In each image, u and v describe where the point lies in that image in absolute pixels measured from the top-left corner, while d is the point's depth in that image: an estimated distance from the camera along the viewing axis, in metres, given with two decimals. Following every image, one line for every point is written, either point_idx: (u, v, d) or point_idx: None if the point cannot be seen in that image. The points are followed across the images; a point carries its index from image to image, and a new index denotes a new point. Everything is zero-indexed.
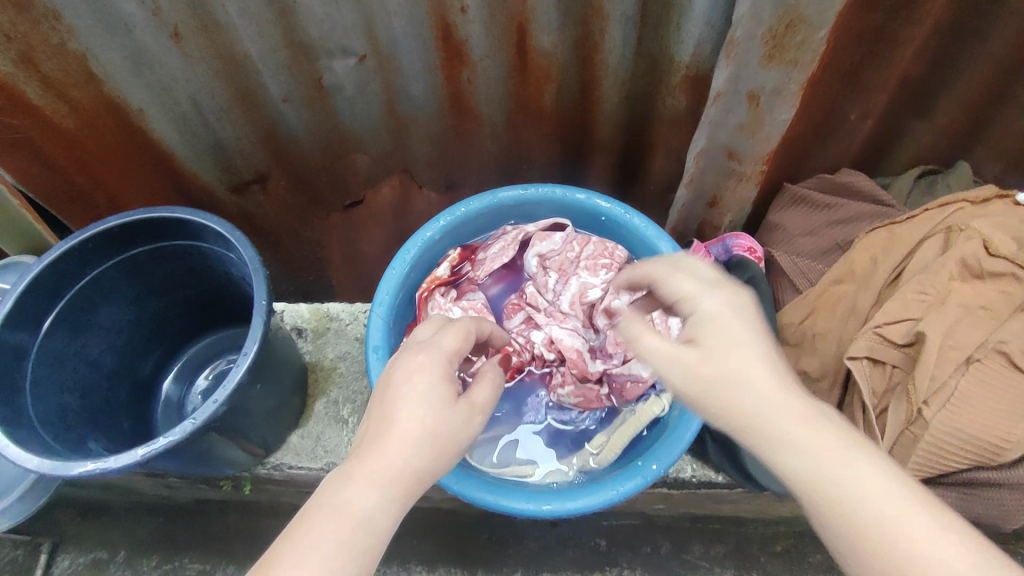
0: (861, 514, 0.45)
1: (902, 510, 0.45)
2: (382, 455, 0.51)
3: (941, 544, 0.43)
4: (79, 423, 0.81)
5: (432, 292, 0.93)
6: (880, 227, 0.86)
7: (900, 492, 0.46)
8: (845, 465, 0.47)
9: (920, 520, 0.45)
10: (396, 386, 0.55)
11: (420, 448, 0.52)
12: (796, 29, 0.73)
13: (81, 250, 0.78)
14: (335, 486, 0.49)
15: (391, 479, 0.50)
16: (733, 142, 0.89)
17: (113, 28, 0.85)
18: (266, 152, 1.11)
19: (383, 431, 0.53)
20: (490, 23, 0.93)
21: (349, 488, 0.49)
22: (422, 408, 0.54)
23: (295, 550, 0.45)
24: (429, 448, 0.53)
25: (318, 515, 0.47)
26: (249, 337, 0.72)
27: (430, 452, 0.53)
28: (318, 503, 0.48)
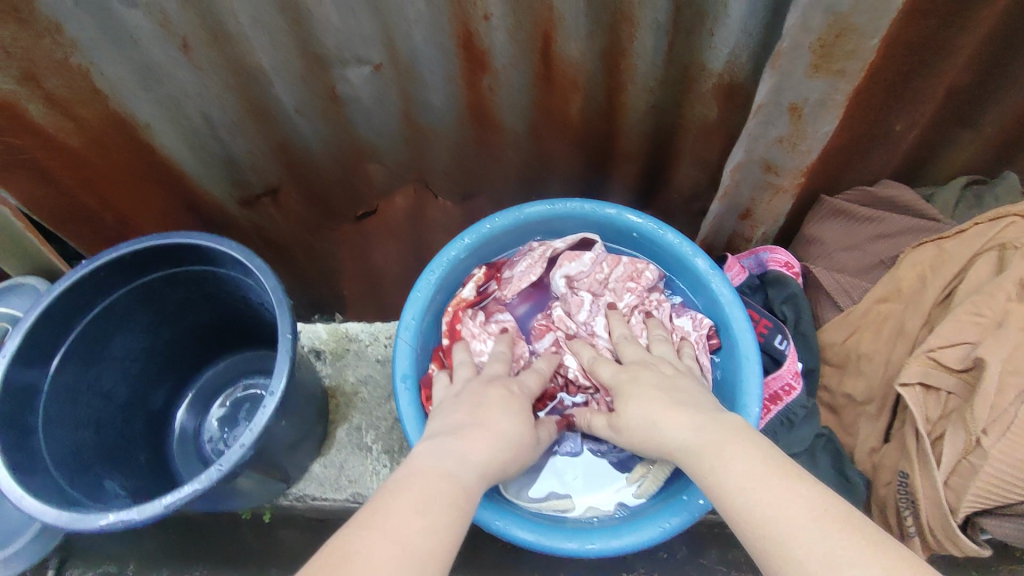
0: (734, 499, 0.53)
1: (760, 482, 0.52)
2: (480, 442, 0.62)
3: (792, 509, 0.49)
4: (95, 461, 0.77)
5: (457, 315, 0.89)
6: (928, 243, 0.82)
7: (770, 468, 0.53)
8: (722, 461, 0.56)
9: (772, 489, 0.51)
10: (486, 404, 0.68)
11: (498, 447, 0.63)
12: (846, 38, 0.68)
13: (92, 279, 0.74)
14: (438, 453, 0.58)
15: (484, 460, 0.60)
16: (771, 155, 0.85)
17: (119, 41, 0.80)
18: (278, 164, 1.06)
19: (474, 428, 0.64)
20: (514, 30, 0.89)
21: (448, 458, 0.58)
22: (500, 426, 0.66)
23: (414, 492, 0.52)
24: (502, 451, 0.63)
25: (428, 476, 0.55)
26: (272, 382, 0.68)
27: (504, 452, 0.63)
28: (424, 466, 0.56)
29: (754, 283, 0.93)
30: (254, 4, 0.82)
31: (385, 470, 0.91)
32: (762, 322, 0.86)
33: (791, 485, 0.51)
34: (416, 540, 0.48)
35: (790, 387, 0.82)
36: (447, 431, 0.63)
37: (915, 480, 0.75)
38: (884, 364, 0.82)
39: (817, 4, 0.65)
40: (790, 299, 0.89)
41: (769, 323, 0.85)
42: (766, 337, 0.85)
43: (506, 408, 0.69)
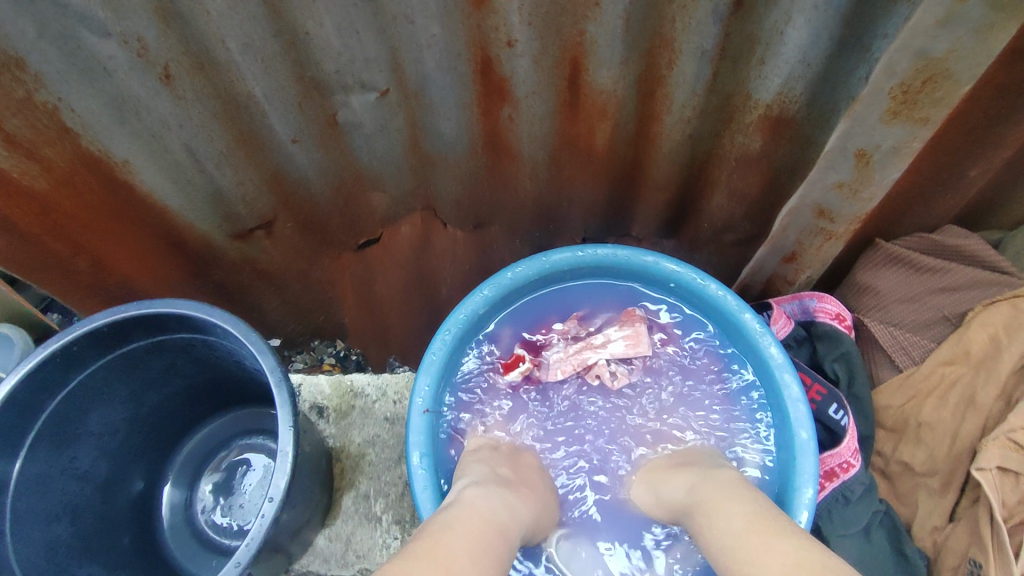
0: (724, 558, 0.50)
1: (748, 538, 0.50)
2: (524, 500, 0.63)
3: (776, 561, 0.46)
4: (70, 559, 0.69)
5: (488, 389, 0.82)
6: (1001, 301, 0.75)
7: (766, 524, 0.51)
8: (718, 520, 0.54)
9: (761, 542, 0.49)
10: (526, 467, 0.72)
11: (534, 505, 0.64)
12: (936, 84, 0.61)
13: (64, 355, 0.65)
14: (468, 497, 0.58)
15: (525, 513, 0.61)
16: (826, 200, 0.76)
17: (89, 72, 0.70)
18: (271, 195, 0.95)
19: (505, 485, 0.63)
20: (540, 57, 0.79)
21: (488, 503, 0.58)
22: (533, 488, 0.67)
23: (463, 525, 0.52)
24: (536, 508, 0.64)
25: (472, 514, 0.54)
26: (271, 486, 0.59)
27: (539, 515, 0.64)
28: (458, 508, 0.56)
29: (801, 334, 0.85)
30: (245, 28, 0.71)
31: (398, 543, 0.82)
32: (815, 387, 0.78)
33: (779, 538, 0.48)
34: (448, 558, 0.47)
35: (847, 465, 0.75)
36: (498, 480, 0.63)
37: (989, 574, 0.67)
38: (949, 435, 0.74)
39: (905, 47, 0.59)
40: (841, 357, 0.82)
41: (823, 389, 0.77)
42: (818, 404, 0.78)
43: (537, 472, 0.72)
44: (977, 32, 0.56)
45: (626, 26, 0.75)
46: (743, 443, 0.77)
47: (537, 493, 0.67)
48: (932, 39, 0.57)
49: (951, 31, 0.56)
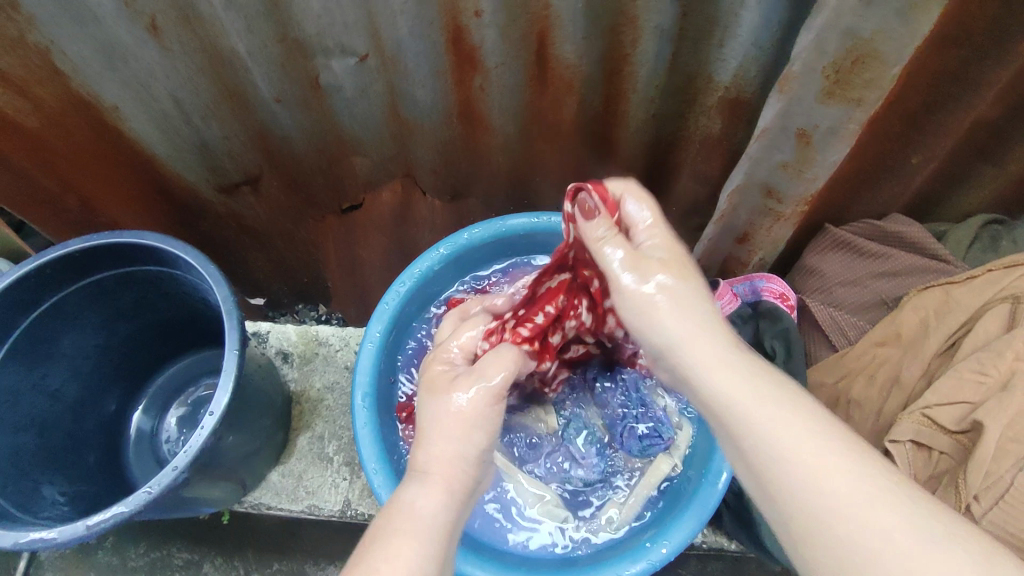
0: (795, 478, 0.45)
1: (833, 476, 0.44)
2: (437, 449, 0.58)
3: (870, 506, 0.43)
4: (35, 466, 0.73)
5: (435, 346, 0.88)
6: (934, 287, 0.79)
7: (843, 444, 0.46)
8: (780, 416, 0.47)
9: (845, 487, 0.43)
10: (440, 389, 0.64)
11: (451, 442, 0.58)
12: (866, 64, 0.61)
13: (39, 276, 0.70)
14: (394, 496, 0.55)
15: (447, 464, 0.57)
16: (773, 180, 0.77)
17: (80, 19, 0.75)
18: (257, 152, 0.99)
19: (419, 444, 0.59)
20: (507, 29, 0.82)
21: (414, 493, 0.54)
22: (453, 412, 0.60)
23: (383, 540, 0.50)
24: (462, 438, 0.58)
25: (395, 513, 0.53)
26: (213, 402, 0.64)
27: (471, 439, 0.58)
28: (380, 518, 0.53)
29: (745, 312, 0.89)
30: None
31: (346, 483, 0.88)
32: None
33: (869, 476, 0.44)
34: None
35: None
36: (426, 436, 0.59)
37: None
38: (875, 413, 0.78)
39: (834, 26, 0.59)
40: (781, 335, 0.86)
41: None
42: None
43: (448, 387, 0.62)
44: (900, 13, 0.56)
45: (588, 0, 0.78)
46: None
47: (455, 411, 0.60)
48: (860, 18, 0.58)
49: (876, 11, 0.57)
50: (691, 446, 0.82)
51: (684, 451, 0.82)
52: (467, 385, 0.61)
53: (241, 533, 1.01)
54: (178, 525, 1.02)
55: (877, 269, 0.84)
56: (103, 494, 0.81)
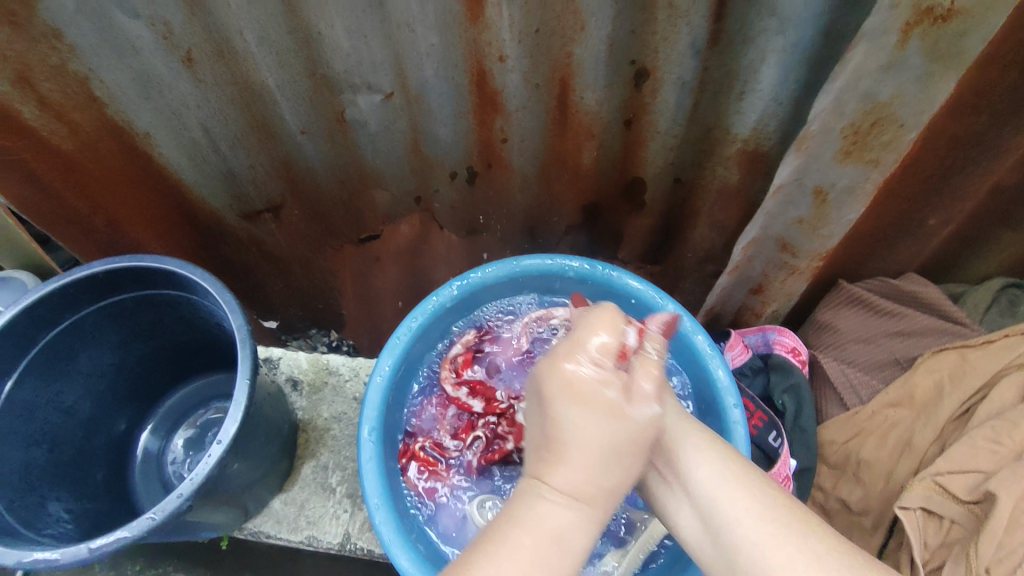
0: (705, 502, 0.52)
1: (743, 499, 0.50)
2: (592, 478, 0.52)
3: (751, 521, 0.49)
4: (43, 481, 0.74)
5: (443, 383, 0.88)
6: (949, 349, 0.79)
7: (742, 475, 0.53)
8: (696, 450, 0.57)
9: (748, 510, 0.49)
10: (559, 409, 0.53)
11: (606, 466, 0.52)
12: (883, 127, 0.62)
13: (61, 295, 0.72)
14: (536, 512, 0.49)
15: (590, 489, 0.51)
16: (788, 234, 0.77)
17: (120, 49, 0.77)
18: (280, 181, 1.01)
19: (559, 460, 0.52)
20: (531, 74, 0.84)
21: (558, 513, 0.50)
22: (620, 443, 0.53)
23: (517, 565, 0.46)
24: (619, 467, 0.53)
25: (536, 534, 0.48)
26: (221, 430, 0.64)
27: (624, 472, 0.53)
28: (507, 532, 0.48)
29: (756, 364, 0.89)
30: (261, 22, 0.77)
31: (347, 515, 0.87)
32: (757, 415, 0.82)
33: (778, 506, 0.49)
34: None
35: None
36: (555, 442, 0.53)
37: None
38: (885, 475, 0.78)
39: (853, 89, 0.60)
40: (791, 389, 0.85)
41: (763, 417, 0.81)
42: (760, 429, 0.81)
43: (599, 402, 0.53)
44: (918, 79, 0.57)
45: (610, 50, 0.80)
46: None
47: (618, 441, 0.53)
48: (878, 82, 0.58)
49: (894, 76, 0.57)
50: None
51: None
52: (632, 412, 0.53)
53: (240, 558, 1.01)
54: (176, 546, 1.02)
55: (888, 328, 0.85)
56: (107, 513, 0.81)
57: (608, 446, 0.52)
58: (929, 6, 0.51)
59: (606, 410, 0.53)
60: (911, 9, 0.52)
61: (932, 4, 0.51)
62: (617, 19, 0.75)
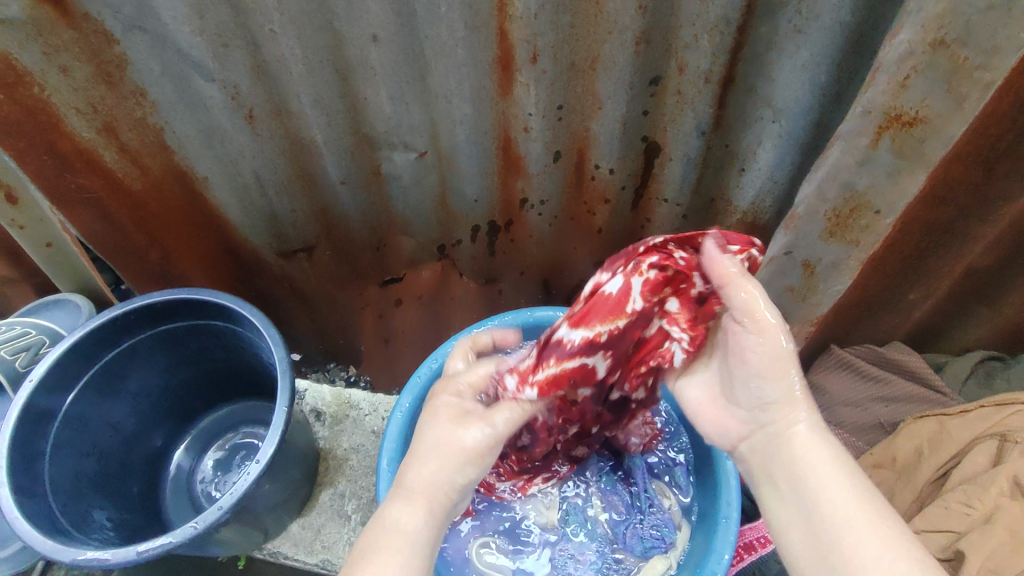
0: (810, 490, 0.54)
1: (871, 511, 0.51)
2: (430, 470, 0.59)
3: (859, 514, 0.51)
4: (89, 491, 0.80)
5: None
6: (930, 416, 0.84)
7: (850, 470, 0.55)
8: (814, 441, 0.57)
9: (893, 540, 0.49)
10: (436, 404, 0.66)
11: (447, 464, 0.60)
12: (861, 213, 0.69)
13: (123, 321, 0.80)
14: (384, 523, 0.56)
15: (432, 489, 0.59)
16: (781, 301, 0.84)
17: (192, 104, 0.85)
18: (317, 225, 1.09)
19: (410, 461, 0.60)
20: (552, 144, 0.93)
21: (404, 514, 0.57)
22: (461, 444, 0.61)
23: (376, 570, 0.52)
24: (461, 465, 0.60)
25: (382, 539, 0.55)
26: (260, 452, 0.72)
27: (463, 471, 0.60)
28: (368, 548, 0.54)
29: None
30: (317, 88, 0.87)
31: (359, 542, 0.93)
32: None
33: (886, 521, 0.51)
34: None
35: (764, 540, 0.86)
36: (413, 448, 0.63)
37: None
38: None
39: (832, 178, 0.68)
40: None
41: None
42: None
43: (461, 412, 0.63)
44: (889, 175, 0.64)
45: (623, 127, 0.89)
46: (666, 491, 0.87)
47: (454, 442, 0.61)
48: (855, 174, 0.66)
49: (869, 171, 0.65)
50: (688, 547, 0.82)
51: (680, 551, 0.81)
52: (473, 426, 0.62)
53: None
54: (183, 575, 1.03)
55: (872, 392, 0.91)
56: (139, 524, 0.87)
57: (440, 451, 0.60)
58: (896, 113, 0.60)
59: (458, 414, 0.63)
60: (881, 116, 0.61)
61: (899, 111, 0.60)
62: (632, 102, 0.85)
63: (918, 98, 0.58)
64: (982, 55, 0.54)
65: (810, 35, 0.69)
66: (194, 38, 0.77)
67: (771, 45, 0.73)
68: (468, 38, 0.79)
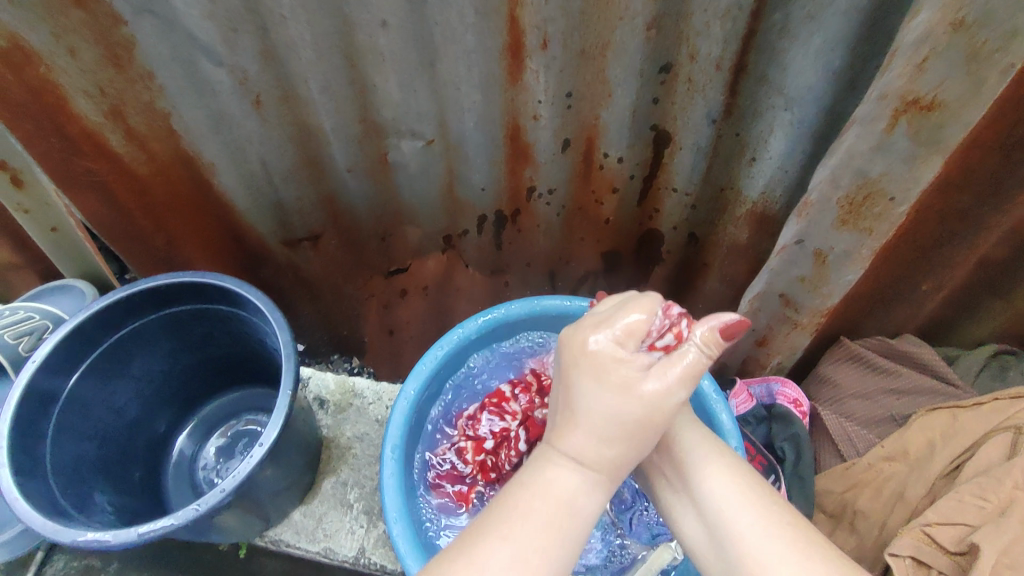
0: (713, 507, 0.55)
1: (759, 516, 0.52)
2: (599, 446, 0.51)
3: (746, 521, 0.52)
4: (90, 474, 0.80)
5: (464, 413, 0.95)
6: (943, 408, 0.84)
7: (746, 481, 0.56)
8: (709, 456, 0.59)
9: (786, 534, 0.49)
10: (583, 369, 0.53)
11: (612, 436, 0.51)
12: (875, 200, 0.68)
13: (128, 303, 0.80)
14: (544, 480, 0.50)
15: (601, 459, 0.52)
16: (791, 291, 0.83)
17: (199, 90, 0.84)
18: (323, 213, 1.08)
19: (574, 429, 0.52)
20: (561, 132, 0.93)
21: (563, 480, 0.51)
22: (622, 418, 0.51)
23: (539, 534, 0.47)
24: (624, 442, 0.51)
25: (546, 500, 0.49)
26: (263, 434, 0.71)
27: (639, 445, 0.52)
28: (514, 499, 0.49)
29: (760, 413, 0.96)
30: (326, 74, 0.86)
31: (362, 531, 0.92)
32: (758, 459, 0.89)
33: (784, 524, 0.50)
34: None
35: None
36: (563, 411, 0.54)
37: None
38: (879, 526, 0.82)
39: (846, 165, 0.67)
40: (791, 438, 0.92)
41: (763, 462, 0.88)
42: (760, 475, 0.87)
43: (619, 377, 0.51)
44: (904, 161, 0.63)
45: (633, 116, 0.89)
46: None
47: (629, 416, 0.51)
48: (869, 161, 0.65)
49: (885, 157, 0.64)
50: None
51: None
52: (636, 391, 0.51)
53: None
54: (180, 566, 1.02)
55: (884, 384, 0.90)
56: (140, 510, 0.86)
57: (614, 421, 0.50)
58: (913, 97, 0.59)
59: (614, 387, 0.51)
60: (897, 99, 0.60)
61: (915, 96, 0.59)
62: (642, 89, 0.85)
63: (936, 81, 0.57)
64: (1002, 38, 0.53)
65: (822, 22, 0.67)
66: (203, 22, 0.77)
67: (782, 34, 0.71)
68: (478, 24, 0.78)
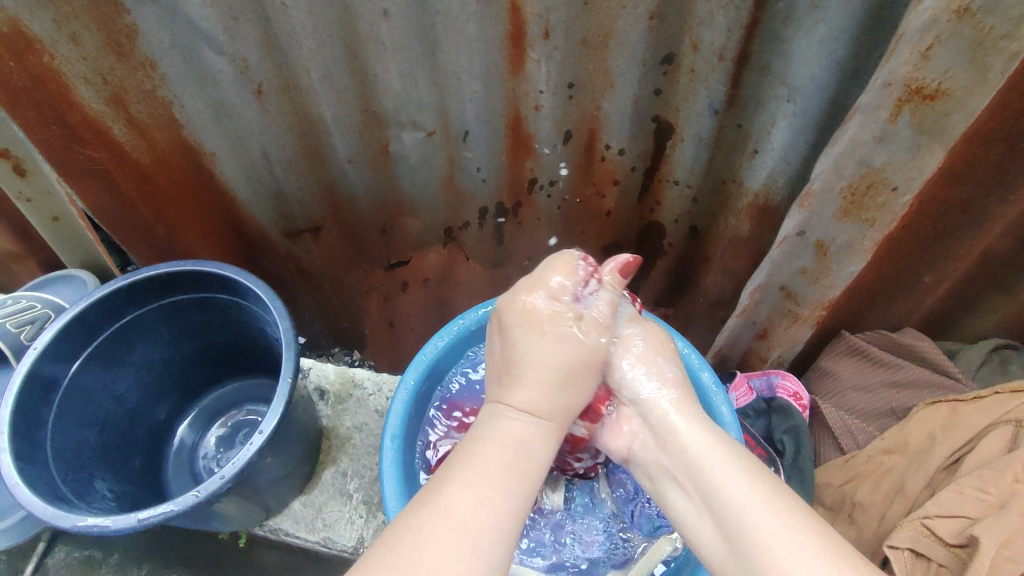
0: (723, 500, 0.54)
1: (771, 507, 0.51)
2: (541, 395, 0.63)
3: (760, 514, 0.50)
4: (90, 461, 0.80)
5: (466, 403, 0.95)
6: (944, 402, 0.84)
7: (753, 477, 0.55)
8: (712, 456, 0.59)
9: (802, 527, 0.48)
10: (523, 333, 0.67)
11: (557, 385, 0.64)
12: (877, 190, 0.68)
13: (128, 290, 0.80)
14: (502, 426, 0.59)
15: (545, 406, 0.63)
16: (792, 283, 0.83)
17: (200, 79, 0.84)
18: (324, 204, 1.08)
19: (517, 383, 0.64)
20: (562, 123, 0.93)
21: (518, 426, 0.59)
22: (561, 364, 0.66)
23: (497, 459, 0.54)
24: (568, 387, 0.65)
25: (505, 440, 0.57)
26: (263, 421, 0.71)
27: (579, 387, 0.67)
28: (481, 447, 0.56)
29: (760, 406, 0.95)
30: (328, 63, 0.86)
31: (361, 521, 0.92)
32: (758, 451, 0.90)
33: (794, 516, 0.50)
34: (491, 533, 0.48)
35: None
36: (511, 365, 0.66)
37: None
38: (878, 518, 0.81)
39: (849, 154, 0.66)
40: (791, 430, 0.91)
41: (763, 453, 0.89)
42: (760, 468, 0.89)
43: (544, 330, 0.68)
44: (908, 150, 0.63)
45: (634, 107, 0.88)
46: None
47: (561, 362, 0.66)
48: (872, 151, 0.65)
49: (888, 147, 0.64)
50: None
51: None
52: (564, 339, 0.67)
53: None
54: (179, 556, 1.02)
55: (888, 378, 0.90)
56: (140, 498, 0.86)
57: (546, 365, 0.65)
58: (917, 85, 0.58)
59: (554, 338, 0.67)
60: (901, 89, 0.59)
61: (920, 84, 0.58)
62: (643, 80, 0.84)
63: (942, 69, 0.57)
64: (1007, 25, 0.52)
65: (827, 10, 0.66)
66: (204, 10, 0.77)
67: (787, 22, 0.70)
68: (480, 13, 0.78)
